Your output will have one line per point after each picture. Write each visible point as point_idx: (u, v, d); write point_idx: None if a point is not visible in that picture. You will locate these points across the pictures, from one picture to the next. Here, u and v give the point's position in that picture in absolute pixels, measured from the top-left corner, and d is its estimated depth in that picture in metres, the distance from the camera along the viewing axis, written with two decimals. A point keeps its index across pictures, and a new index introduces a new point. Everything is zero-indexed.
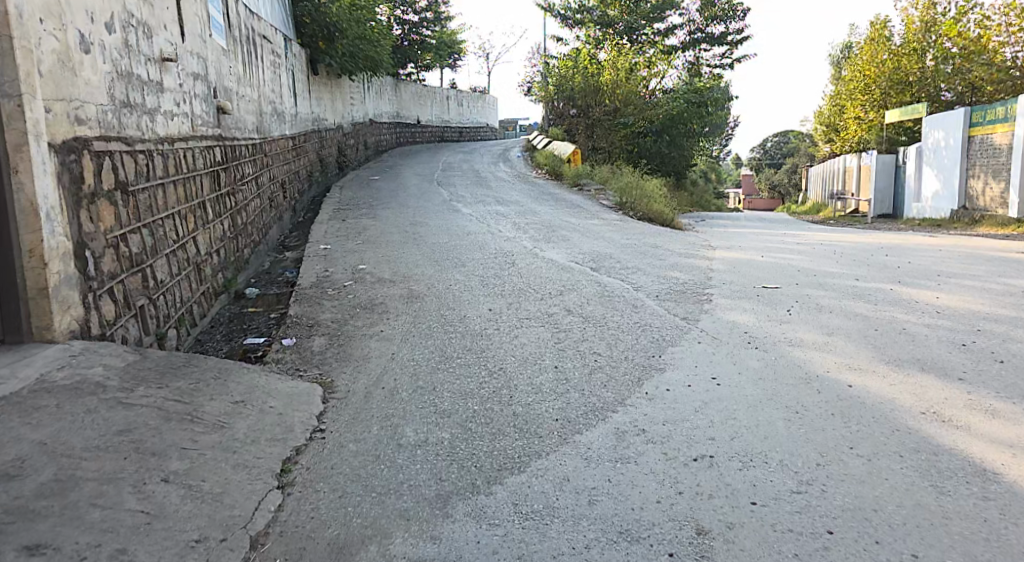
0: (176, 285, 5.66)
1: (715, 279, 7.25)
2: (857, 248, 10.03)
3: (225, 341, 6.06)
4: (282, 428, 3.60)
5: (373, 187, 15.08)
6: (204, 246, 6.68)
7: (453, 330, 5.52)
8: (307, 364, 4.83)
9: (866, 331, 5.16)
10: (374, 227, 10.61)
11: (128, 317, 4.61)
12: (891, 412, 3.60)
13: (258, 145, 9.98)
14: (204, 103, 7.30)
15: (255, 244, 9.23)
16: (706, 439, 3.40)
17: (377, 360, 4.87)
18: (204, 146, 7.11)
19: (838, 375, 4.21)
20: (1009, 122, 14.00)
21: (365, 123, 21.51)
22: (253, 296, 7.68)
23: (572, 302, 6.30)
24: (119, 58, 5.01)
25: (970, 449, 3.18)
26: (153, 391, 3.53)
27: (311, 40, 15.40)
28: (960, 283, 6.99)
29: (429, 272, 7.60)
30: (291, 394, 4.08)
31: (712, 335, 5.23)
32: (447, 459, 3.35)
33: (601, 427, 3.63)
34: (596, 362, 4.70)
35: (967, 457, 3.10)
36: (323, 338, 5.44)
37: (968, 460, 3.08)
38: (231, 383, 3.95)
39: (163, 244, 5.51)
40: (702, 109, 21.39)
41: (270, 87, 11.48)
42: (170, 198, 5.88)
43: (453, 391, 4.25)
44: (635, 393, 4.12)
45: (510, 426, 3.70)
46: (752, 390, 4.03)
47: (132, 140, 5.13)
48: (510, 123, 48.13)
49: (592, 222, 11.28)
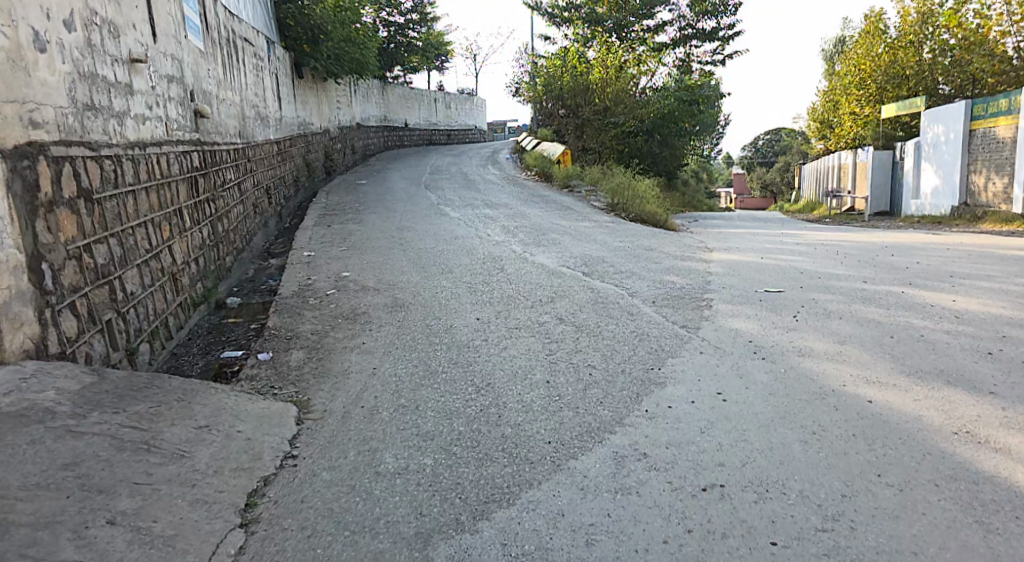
0: (148, 298, 5.32)
1: (714, 283, 6.99)
2: (862, 247, 9.81)
3: (201, 355, 5.72)
4: (248, 456, 3.26)
5: (361, 191, 14.74)
6: (181, 255, 6.34)
7: (438, 341, 5.24)
8: (282, 381, 4.51)
9: (882, 339, 4.97)
10: (360, 232, 10.33)
11: (93, 332, 4.27)
12: (921, 434, 3.48)
13: (240, 150, 9.64)
14: (180, 106, 6.97)
15: (238, 251, 8.89)
16: (716, 465, 3.25)
17: (357, 377, 4.56)
18: (181, 150, 6.78)
19: (855, 390, 4.08)
20: (1013, 115, 13.80)
21: (353, 128, 21.18)
22: (234, 306, 7.36)
23: (564, 310, 6.01)
24: (80, 57, 4.68)
25: (1015, 476, 3.06)
26: (107, 417, 3.13)
27: (295, 43, 15.08)
28: (972, 284, 6.76)
29: (415, 279, 7.31)
30: (261, 415, 3.74)
31: (714, 345, 4.97)
32: (429, 490, 3.07)
33: (598, 451, 3.42)
34: (591, 377, 4.42)
35: (1013, 488, 2.98)
36: (302, 352, 5.13)
37: (1014, 491, 2.95)
38: (196, 406, 3.58)
39: (133, 254, 5.17)
40: (693, 107, 21.07)
41: (253, 91, 11.13)
42: (142, 205, 5.53)
43: (436, 410, 3.96)
44: (633, 411, 3.89)
45: (498, 451, 3.45)
46: (762, 407, 3.87)
47: (96, 145, 4.79)
48: (498, 124, 47.93)
49: (584, 224, 11.03)
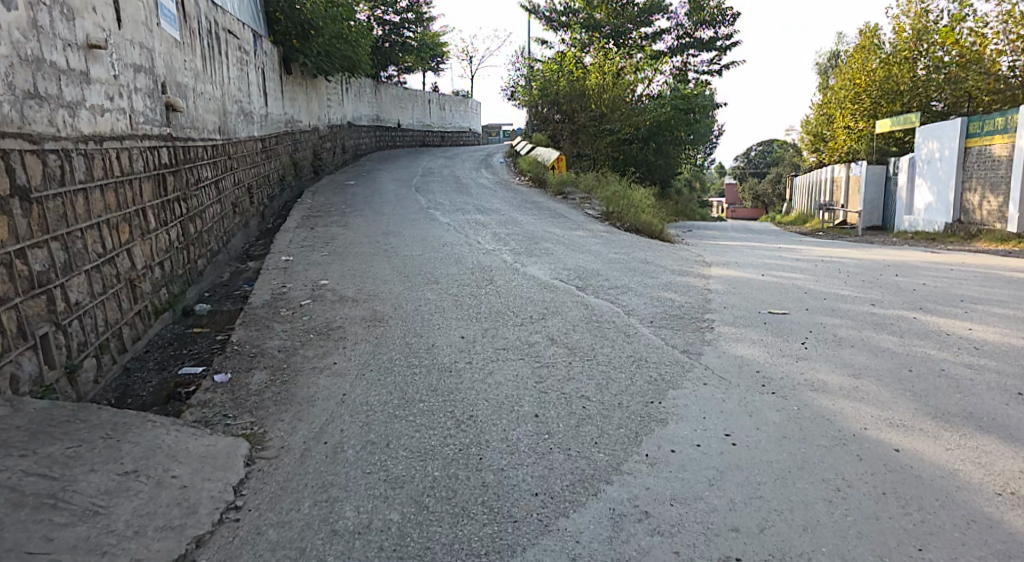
0: (98, 307, 4.77)
1: (716, 302, 6.55)
2: (862, 265, 9.44)
3: (156, 371, 5.16)
4: (181, 510, 2.75)
5: (348, 192, 14.23)
6: (142, 260, 5.79)
7: (418, 363, 4.76)
8: (238, 409, 4.01)
9: (900, 373, 4.52)
10: (343, 236, 9.82)
11: (23, 350, 3.75)
12: (960, 494, 3.04)
13: (218, 146, 9.11)
14: (148, 98, 6.45)
15: (212, 254, 8.36)
16: (728, 530, 2.79)
17: (323, 405, 4.04)
18: (147, 146, 6.26)
19: (879, 434, 3.63)
20: (1009, 133, 13.48)
21: (342, 126, 20.64)
22: (202, 313, 6.81)
23: (556, 330, 5.52)
24: (21, 39, 4.18)
25: None
26: (11, 463, 2.62)
27: (284, 38, 14.52)
28: (987, 310, 6.36)
29: (397, 290, 6.82)
30: (204, 455, 3.22)
31: (719, 375, 4.50)
32: (394, 557, 2.61)
33: (592, 508, 2.95)
34: (585, 411, 3.94)
35: None
36: (266, 373, 4.62)
37: None
38: (126, 445, 3.07)
39: (81, 259, 4.62)
40: (689, 117, 20.12)
41: (235, 85, 10.61)
42: (96, 205, 4.99)
43: (410, 449, 3.47)
44: (632, 455, 3.42)
45: (477, 504, 2.97)
46: (778, 455, 3.40)
47: (40, 139, 4.29)
48: (492, 128, 47.49)
49: (578, 233, 10.57)
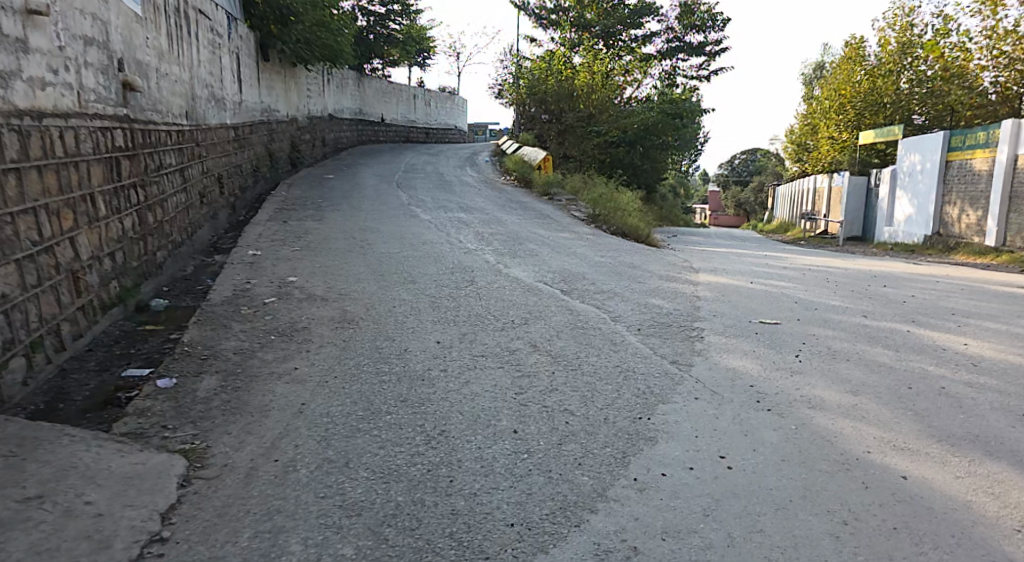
0: (31, 301, 4.30)
1: (704, 310, 6.20)
2: (849, 275, 9.17)
3: (97, 372, 4.69)
4: (89, 545, 2.37)
5: (326, 186, 13.76)
6: (88, 250, 5.31)
7: (387, 370, 4.35)
8: (180, 419, 3.58)
9: (899, 390, 4.19)
10: (317, 231, 9.38)
11: None
12: (977, 531, 2.70)
13: (185, 133, 8.62)
14: (101, 74, 5.96)
15: (174, 245, 7.88)
16: None
17: (278, 417, 3.62)
18: (98, 125, 5.78)
19: (884, 458, 3.29)
20: (991, 147, 13.26)
21: (323, 119, 20.11)
22: (158, 309, 6.33)
23: (538, 336, 5.13)
24: None
25: None
26: None
27: (261, 22, 13.93)
28: (979, 324, 6.08)
29: (369, 289, 6.40)
30: (130, 476, 2.80)
31: (711, 390, 4.14)
32: None
33: (575, 543, 2.58)
34: (568, 427, 3.56)
35: None
36: (216, 378, 4.19)
37: None
38: (33, 466, 2.70)
39: (9, 246, 4.15)
40: (677, 121, 20.14)
41: (206, 68, 10.11)
42: (32, 187, 4.53)
43: (371, 469, 3.07)
44: (619, 479, 3.05)
45: (444, 537, 2.58)
46: (778, 481, 3.05)
47: None
48: (479, 127, 47.07)
49: (563, 235, 10.22)
